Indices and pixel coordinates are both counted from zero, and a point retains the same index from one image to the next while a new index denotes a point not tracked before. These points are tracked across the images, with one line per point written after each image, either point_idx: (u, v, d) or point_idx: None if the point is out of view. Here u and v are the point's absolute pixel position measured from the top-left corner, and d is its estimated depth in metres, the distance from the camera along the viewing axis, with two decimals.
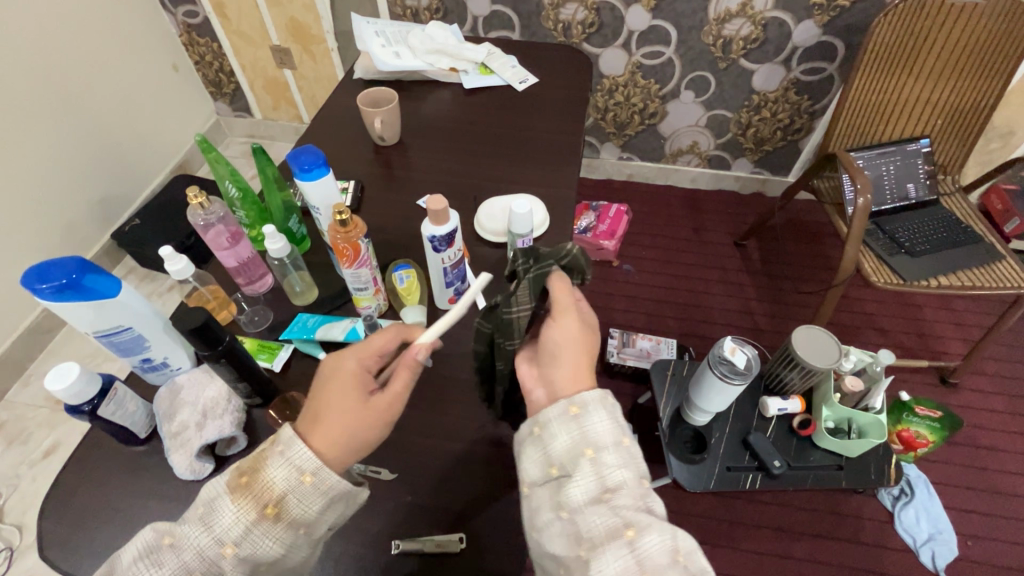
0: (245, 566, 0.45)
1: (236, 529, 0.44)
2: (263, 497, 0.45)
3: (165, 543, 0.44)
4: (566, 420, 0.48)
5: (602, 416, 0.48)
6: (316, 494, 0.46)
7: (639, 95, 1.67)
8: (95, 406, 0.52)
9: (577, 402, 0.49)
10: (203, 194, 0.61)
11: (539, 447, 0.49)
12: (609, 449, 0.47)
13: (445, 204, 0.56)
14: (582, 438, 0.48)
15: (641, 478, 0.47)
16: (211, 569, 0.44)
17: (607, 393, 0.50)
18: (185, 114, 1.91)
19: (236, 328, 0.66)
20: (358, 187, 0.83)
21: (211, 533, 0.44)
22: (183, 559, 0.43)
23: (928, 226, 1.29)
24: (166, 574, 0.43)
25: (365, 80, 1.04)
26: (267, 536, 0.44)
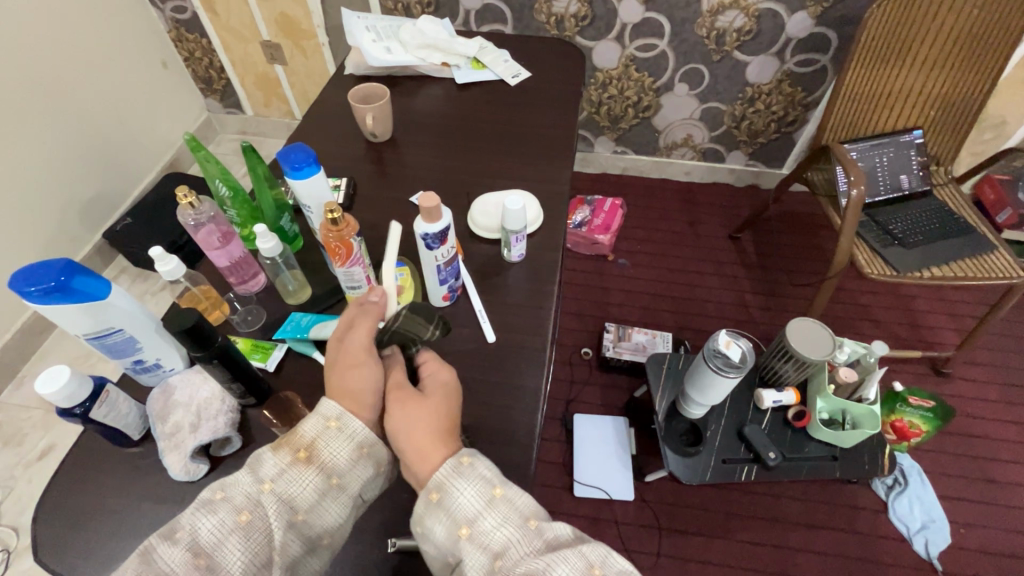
0: (285, 508, 0.47)
1: (274, 469, 0.48)
2: (299, 442, 0.50)
3: (214, 497, 0.47)
4: (431, 511, 0.47)
5: (462, 486, 0.48)
6: (343, 440, 0.50)
7: (633, 89, 1.66)
8: (88, 409, 0.51)
9: (433, 488, 0.48)
10: (194, 193, 0.59)
11: (429, 541, 0.48)
12: (483, 512, 0.46)
13: (438, 201, 0.56)
14: (454, 518, 0.47)
15: (526, 518, 0.47)
16: (255, 510, 0.46)
17: (461, 455, 0.50)
18: (175, 111, 1.89)
19: (229, 328, 0.66)
20: (350, 184, 0.82)
21: (254, 478, 0.47)
22: (230, 504, 0.46)
23: (920, 217, 1.29)
24: (216, 521, 0.45)
25: (355, 75, 1.03)
26: (302, 478, 0.48)
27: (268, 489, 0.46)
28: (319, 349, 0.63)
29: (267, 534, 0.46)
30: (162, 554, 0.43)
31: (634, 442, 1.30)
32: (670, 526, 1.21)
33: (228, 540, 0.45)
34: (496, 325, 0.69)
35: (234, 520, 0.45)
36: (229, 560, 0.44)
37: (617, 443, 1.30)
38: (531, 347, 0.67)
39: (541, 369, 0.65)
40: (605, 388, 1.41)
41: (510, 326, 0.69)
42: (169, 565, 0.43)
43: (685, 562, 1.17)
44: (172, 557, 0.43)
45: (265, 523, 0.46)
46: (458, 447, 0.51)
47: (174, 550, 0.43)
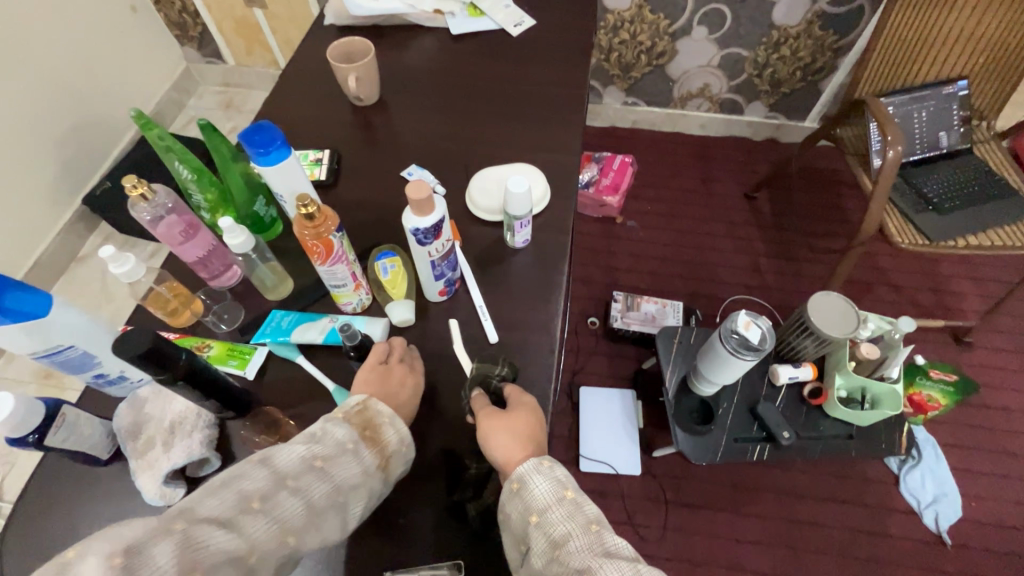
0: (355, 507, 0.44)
1: (365, 466, 0.45)
2: (382, 447, 0.47)
3: (319, 465, 0.42)
4: (510, 499, 0.46)
5: (540, 481, 0.46)
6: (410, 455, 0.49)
7: (647, 33, 1.51)
8: (42, 435, 0.45)
9: (514, 477, 0.46)
10: (145, 182, 0.51)
11: (504, 530, 0.46)
12: (553, 507, 0.44)
13: (430, 192, 0.48)
14: (526, 507, 0.45)
15: (591, 522, 0.44)
16: (350, 494, 0.44)
17: (545, 456, 0.48)
18: (150, 62, 1.75)
19: (204, 331, 0.59)
20: (333, 157, 0.74)
21: (361, 464, 0.45)
22: (337, 478, 0.43)
23: (958, 178, 1.19)
24: (321, 494, 0.42)
25: (336, 27, 0.91)
26: (380, 479, 0.46)
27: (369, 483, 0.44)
28: (303, 353, 0.57)
29: (346, 520, 0.43)
30: (274, 506, 0.39)
31: (641, 415, 1.27)
32: (677, 500, 1.19)
33: (327, 513, 0.42)
34: (499, 321, 0.62)
35: (333, 497, 0.42)
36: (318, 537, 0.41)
37: (624, 415, 1.27)
38: (538, 347, 0.60)
39: (550, 372, 0.58)
40: (611, 359, 1.37)
41: (515, 322, 0.62)
42: (279, 519, 0.39)
43: (691, 535, 1.16)
44: (283, 513, 0.39)
45: (348, 510, 0.44)
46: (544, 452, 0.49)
47: (284, 506, 0.39)
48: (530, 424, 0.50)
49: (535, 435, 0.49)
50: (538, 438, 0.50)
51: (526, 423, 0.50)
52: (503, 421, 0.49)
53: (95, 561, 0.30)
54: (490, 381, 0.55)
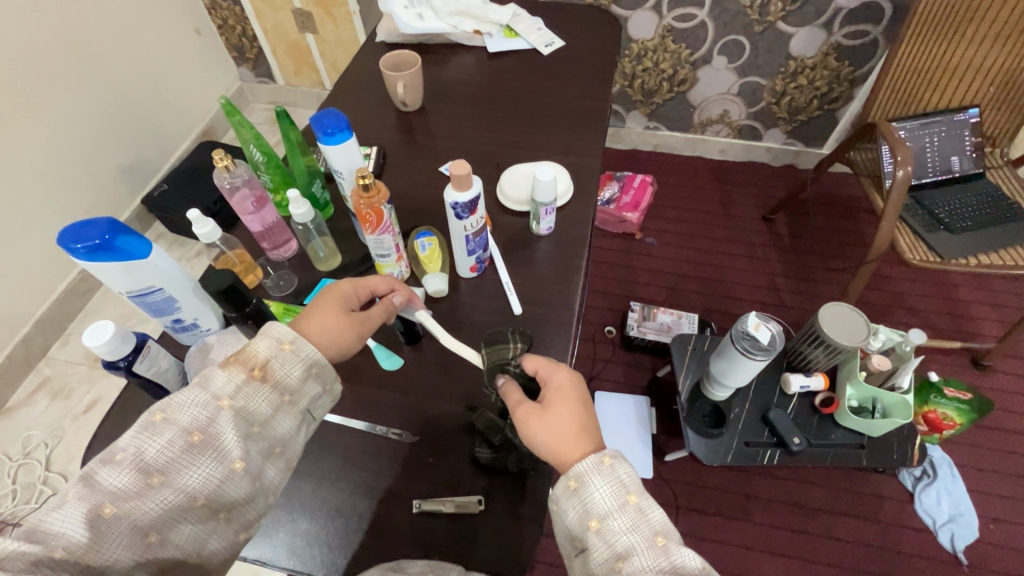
0: (242, 420, 0.46)
1: (229, 387, 0.46)
2: (250, 361, 0.48)
3: (155, 418, 0.44)
4: (567, 497, 0.48)
5: (600, 484, 0.47)
6: (298, 359, 0.49)
7: (668, 61, 1.61)
8: (131, 363, 0.53)
9: (572, 476, 0.48)
10: (229, 157, 0.61)
11: (559, 522, 0.49)
12: (614, 513, 0.46)
13: (468, 169, 0.56)
14: (585, 510, 0.47)
15: (656, 534, 0.45)
16: (211, 426, 0.44)
17: (604, 453, 0.49)
18: (209, 80, 1.92)
19: (263, 293, 0.67)
20: (381, 153, 0.82)
21: (207, 391, 0.45)
22: (181, 418, 0.44)
23: (970, 201, 1.23)
24: (165, 442, 0.43)
25: (387, 44, 1.01)
26: (256, 396, 0.46)
27: (225, 404, 0.44)
28: None
29: (224, 449, 0.44)
30: (107, 475, 0.41)
31: (654, 421, 1.30)
32: (688, 506, 1.21)
33: (194, 448, 0.43)
34: (523, 297, 0.69)
35: (185, 439, 0.43)
36: (193, 475, 0.43)
37: (638, 421, 1.30)
38: (557, 321, 0.66)
39: (567, 343, 0.64)
40: (627, 367, 1.41)
41: (537, 299, 0.68)
42: (113, 488, 0.41)
43: (701, 540, 1.17)
44: (118, 480, 0.41)
45: (219, 438, 0.44)
46: (600, 445, 0.51)
47: (116, 473, 0.41)
48: (578, 418, 0.52)
49: (588, 431, 0.51)
50: (589, 428, 0.52)
51: (574, 416, 0.52)
52: (550, 418, 0.51)
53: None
54: (508, 365, 0.55)
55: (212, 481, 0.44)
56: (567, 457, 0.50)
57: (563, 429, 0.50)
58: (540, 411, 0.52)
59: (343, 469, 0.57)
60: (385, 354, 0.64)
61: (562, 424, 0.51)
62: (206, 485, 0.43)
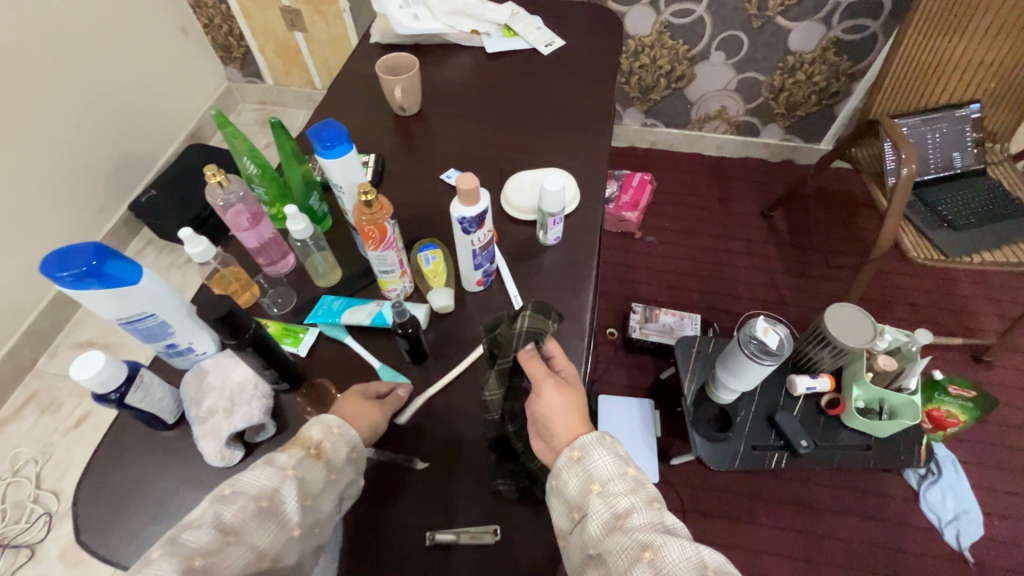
0: (301, 492, 0.46)
1: (290, 461, 0.47)
2: (306, 441, 0.49)
3: (225, 490, 0.44)
4: (571, 466, 0.49)
5: (603, 454, 0.49)
6: (346, 440, 0.50)
7: (666, 58, 1.58)
8: (123, 394, 0.50)
9: (578, 446, 0.50)
10: (222, 171, 0.57)
11: (556, 495, 0.49)
12: (614, 480, 0.48)
13: (476, 183, 0.53)
14: (588, 477, 0.48)
15: (651, 499, 0.48)
16: (276, 494, 0.45)
17: (605, 432, 0.51)
18: (195, 80, 1.87)
19: (261, 312, 0.64)
20: (379, 160, 0.79)
21: (273, 466, 0.46)
22: (249, 487, 0.45)
23: (973, 198, 1.22)
24: (237, 508, 0.43)
25: (381, 45, 0.98)
26: (312, 471, 0.47)
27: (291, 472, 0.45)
28: (351, 334, 0.62)
29: (286, 516, 0.45)
30: (186, 537, 0.41)
31: (658, 424, 1.28)
32: (693, 509, 1.20)
33: (260, 517, 0.44)
34: None
35: (254, 505, 0.44)
36: (251, 547, 0.43)
37: (642, 424, 1.26)
38: (567, 335, 0.64)
39: (579, 358, 0.62)
40: (630, 369, 1.39)
41: None
42: (192, 549, 0.41)
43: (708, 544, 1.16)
44: (197, 542, 0.41)
45: (283, 506, 0.45)
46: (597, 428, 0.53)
47: (196, 534, 0.41)
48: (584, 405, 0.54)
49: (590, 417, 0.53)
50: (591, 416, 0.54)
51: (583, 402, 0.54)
52: (567, 394, 0.53)
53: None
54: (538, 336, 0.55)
55: (268, 551, 0.44)
56: (569, 430, 0.51)
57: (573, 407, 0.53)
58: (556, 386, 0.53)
59: (351, 496, 0.55)
60: (391, 375, 0.61)
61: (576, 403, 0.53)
62: (269, 552, 0.43)
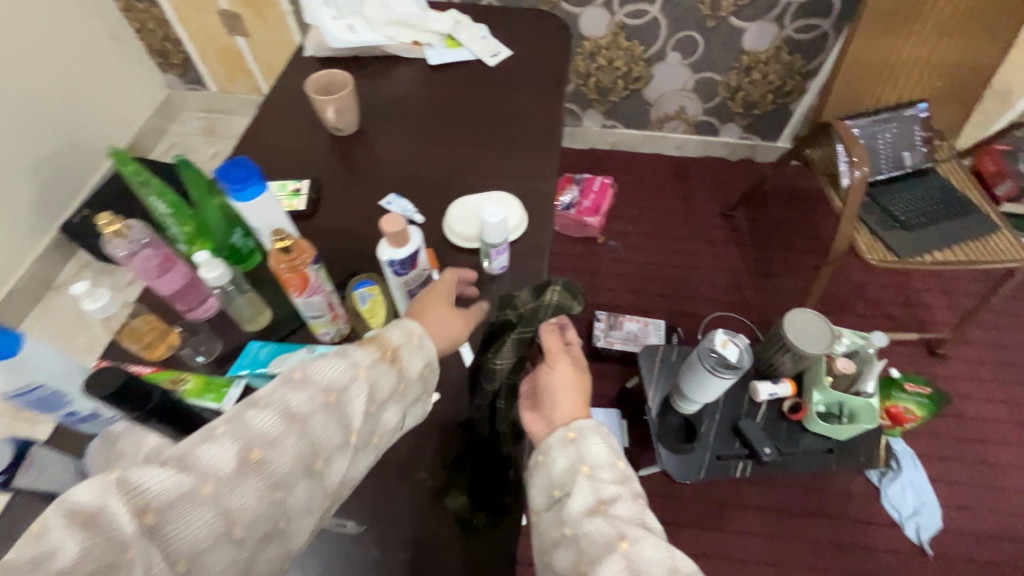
0: (370, 394, 0.46)
1: (365, 360, 0.47)
2: (382, 344, 0.49)
3: (297, 375, 0.44)
4: (563, 445, 0.50)
5: (597, 442, 0.50)
6: (419, 351, 0.51)
7: (623, 59, 1.56)
8: (9, 476, 0.48)
9: (574, 427, 0.51)
10: (117, 219, 0.53)
11: (542, 471, 0.50)
12: (603, 467, 0.49)
13: (404, 223, 0.50)
14: (578, 459, 0.49)
15: (635, 496, 0.47)
16: (343, 394, 0.44)
17: (603, 423, 0.52)
18: (132, 88, 1.76)
19: (181, 363, 0.59)
20: (314, 186, 0.74)
21: (348, 361, 0.46)
22: (321, 378, 0.44)
23: (923, 196, 1.24)
24: (307, 396, 0.43)
25: (317, 58, 0.92)
26: (385, 375, 0.47)
27: (365, 372, 0.45)
28: None
29: (349, 415, 0.44)
30: (253, 416, 0.41)
31: (626, 434, 1.26)
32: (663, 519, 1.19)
33: (327, 411, 0.43)
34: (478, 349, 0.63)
35: (323, 398, 0.43)
36: (315, 437, 0.42)
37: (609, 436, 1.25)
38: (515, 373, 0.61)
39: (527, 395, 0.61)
40: (596, 378, 1.38)
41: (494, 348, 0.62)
42: (259, 429, 0.40)
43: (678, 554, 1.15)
44: (263, 423, 0.40)
45: (348, 405, 0.45)
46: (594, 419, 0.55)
47: (263, 415, 0.41)
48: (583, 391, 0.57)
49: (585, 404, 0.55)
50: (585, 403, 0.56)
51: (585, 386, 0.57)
52: (574, 375, 0.56)
53: (82, 493, 0.34)
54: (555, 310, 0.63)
55: (329, 446, 0.43)
56: (563, 416, 0.53)
57: (576, 388, 0.55)
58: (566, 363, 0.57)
59: None
60: None
61: (578, 386, 0.56)
62: (328, 447, 0.43)
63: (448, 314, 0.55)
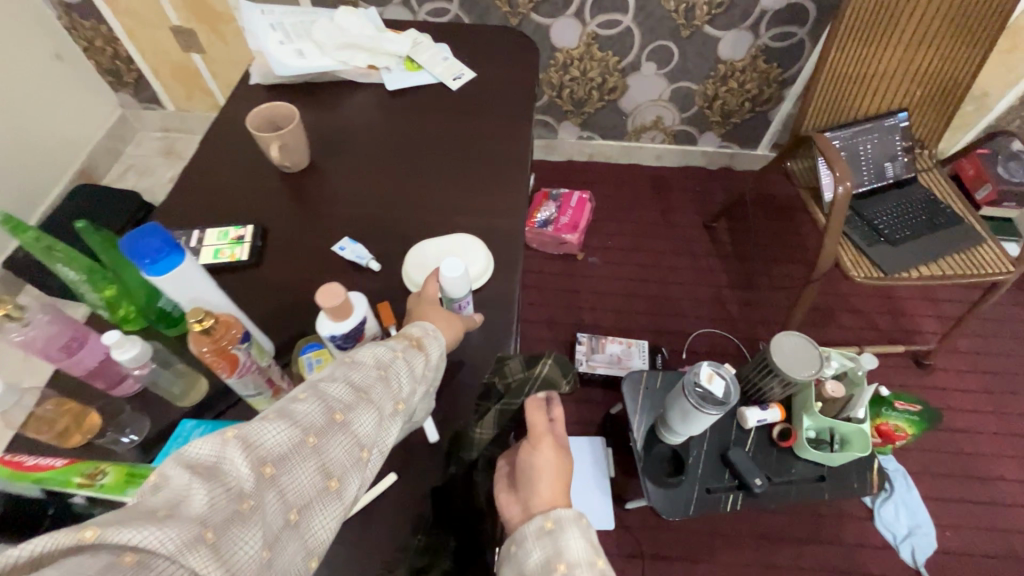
0: (411, 373, 0.46)
1: (402, 345, 0.47)
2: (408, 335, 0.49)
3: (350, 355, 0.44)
4: (539, 536, 0.45)
5: (576, 535, 0.45)
6: (435, 343, 0.50)
7: (596, 70, 1.51)
8: None
9: (552, 517, 0.46)
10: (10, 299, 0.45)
11: (514, 566, 0.45)
12: (582, 565, 0.43)
13: (343, 295, 0.46)
14: (555, 554, 0.44)
15: None
16: (392, 369, 0.45)
17: (583, 514, 0.48)
18: (81, 110, 1.66)
19: (101, 451, 0.51)
20: (258, 232, 0.68)
21: (390, 344, 0.46)
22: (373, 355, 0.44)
23: (906, 207, 1.21)
24: (365, 371, 0.43)
25: (264, 85, 0.85)
26: (421, 359, 0.47)
27: (407, 351, 0.45)
28: None
29: (402, 390, 0.45)
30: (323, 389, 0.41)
31: (612, 463, 1.21)
32: (652, 553, 1.15)
33: (383, 384, 0.43)
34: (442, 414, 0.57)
35: (379, 371, 0.44)
36: (378, 407, 0.42)
37: (595, 466, 1.20)
38: None
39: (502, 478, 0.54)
40: (579, 404, 1.32)
41: (458, 415, 0.56)
42: (331, 397, 0.40)
43: None
44: (333, 393, 0.40)
45: (400, 381, 0.45)
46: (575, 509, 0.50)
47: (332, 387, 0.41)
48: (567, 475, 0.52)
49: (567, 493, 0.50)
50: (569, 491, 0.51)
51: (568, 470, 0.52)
52: (557, 458, 0.51)
53: (200, 448, 0.33)
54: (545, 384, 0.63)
55: (386, 418, 0.43)
56: (542, 502, 0.48)
57: (558, 473, 0.50)
58: (549, 442, 0.52)
59: None
60: None
61: (561, 469, 0.51)
62: (388, 418, 0.43)
63: (443, 316, 0.55)
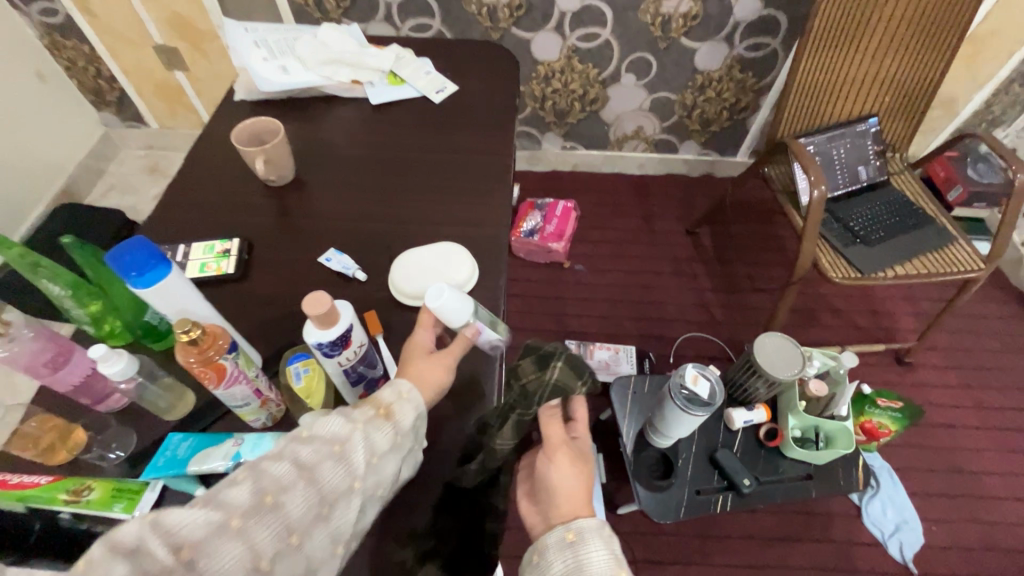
0: (369, 448, 0.43)
1: (365, 415, 0.44)
2: (376, 402, 0.46)
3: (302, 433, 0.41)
4: (562, 548, 0.49)
5: (598, 547, 0.49)
6: (409, 407, 0.47)
7: (577, 82, 1.54)
8: None
9: (574, 529, 0.49)
10: None
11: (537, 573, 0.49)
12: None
13: (330, 302, 0.47)
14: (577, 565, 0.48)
15: None
16: (348, 446, 0.41)
17: (603, 524, 0.51)
18: (62, 129, 1.65)
19: (86, 468, 0.51)
20: (244, 246, 0.68)
21: (348, 416, 0.43)
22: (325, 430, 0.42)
23: (880, 209, 1.24)
24: (314, 448, 0.40)
25: (249, 101, 0.86)
26: (382, 432, 0.44)
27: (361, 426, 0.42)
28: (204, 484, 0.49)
29: (354, 468, 0.41)
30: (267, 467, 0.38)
31: (603, 469, 1.22)
32: (645, 558, 1.15)
33: (329, 462, 0.40)
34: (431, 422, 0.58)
35: (330, 448, 0.41)
36: (320, 488, 0.39)
37: None
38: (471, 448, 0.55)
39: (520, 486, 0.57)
40: None
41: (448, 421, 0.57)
42: (268, 479, 0.38)
43: None
44: (274, 472, 0.38)
45: (354, 457, 0.41)
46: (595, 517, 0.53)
47: (274, 466, 0.39)
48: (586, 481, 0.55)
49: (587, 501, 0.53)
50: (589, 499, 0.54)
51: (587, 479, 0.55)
52: (573, 468, 0.55)
53: (122, 532, 0.33)
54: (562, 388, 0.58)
55: (334, 496, 0.40)
56: (563, 514, 0.52)
57: (577, 482, 0.54)
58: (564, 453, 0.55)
59: None
60: None
61: (579, 479, 0.54)
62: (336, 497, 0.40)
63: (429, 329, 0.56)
